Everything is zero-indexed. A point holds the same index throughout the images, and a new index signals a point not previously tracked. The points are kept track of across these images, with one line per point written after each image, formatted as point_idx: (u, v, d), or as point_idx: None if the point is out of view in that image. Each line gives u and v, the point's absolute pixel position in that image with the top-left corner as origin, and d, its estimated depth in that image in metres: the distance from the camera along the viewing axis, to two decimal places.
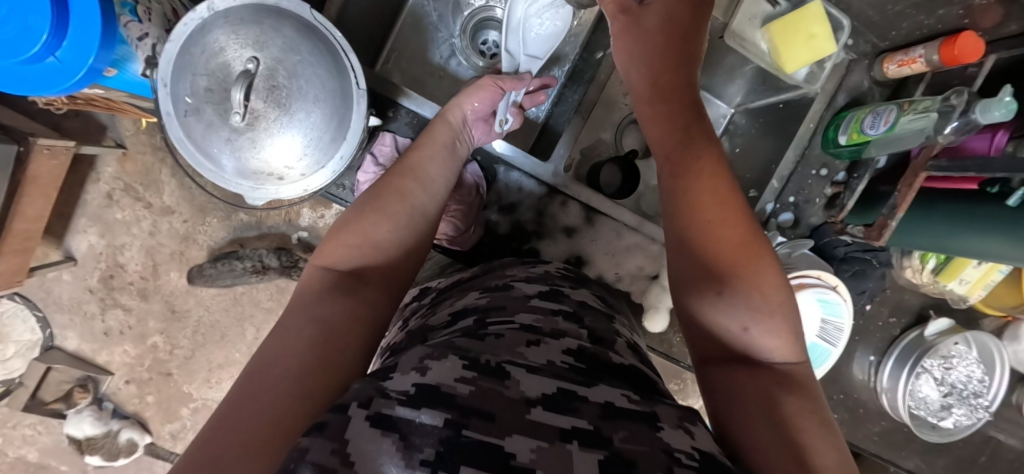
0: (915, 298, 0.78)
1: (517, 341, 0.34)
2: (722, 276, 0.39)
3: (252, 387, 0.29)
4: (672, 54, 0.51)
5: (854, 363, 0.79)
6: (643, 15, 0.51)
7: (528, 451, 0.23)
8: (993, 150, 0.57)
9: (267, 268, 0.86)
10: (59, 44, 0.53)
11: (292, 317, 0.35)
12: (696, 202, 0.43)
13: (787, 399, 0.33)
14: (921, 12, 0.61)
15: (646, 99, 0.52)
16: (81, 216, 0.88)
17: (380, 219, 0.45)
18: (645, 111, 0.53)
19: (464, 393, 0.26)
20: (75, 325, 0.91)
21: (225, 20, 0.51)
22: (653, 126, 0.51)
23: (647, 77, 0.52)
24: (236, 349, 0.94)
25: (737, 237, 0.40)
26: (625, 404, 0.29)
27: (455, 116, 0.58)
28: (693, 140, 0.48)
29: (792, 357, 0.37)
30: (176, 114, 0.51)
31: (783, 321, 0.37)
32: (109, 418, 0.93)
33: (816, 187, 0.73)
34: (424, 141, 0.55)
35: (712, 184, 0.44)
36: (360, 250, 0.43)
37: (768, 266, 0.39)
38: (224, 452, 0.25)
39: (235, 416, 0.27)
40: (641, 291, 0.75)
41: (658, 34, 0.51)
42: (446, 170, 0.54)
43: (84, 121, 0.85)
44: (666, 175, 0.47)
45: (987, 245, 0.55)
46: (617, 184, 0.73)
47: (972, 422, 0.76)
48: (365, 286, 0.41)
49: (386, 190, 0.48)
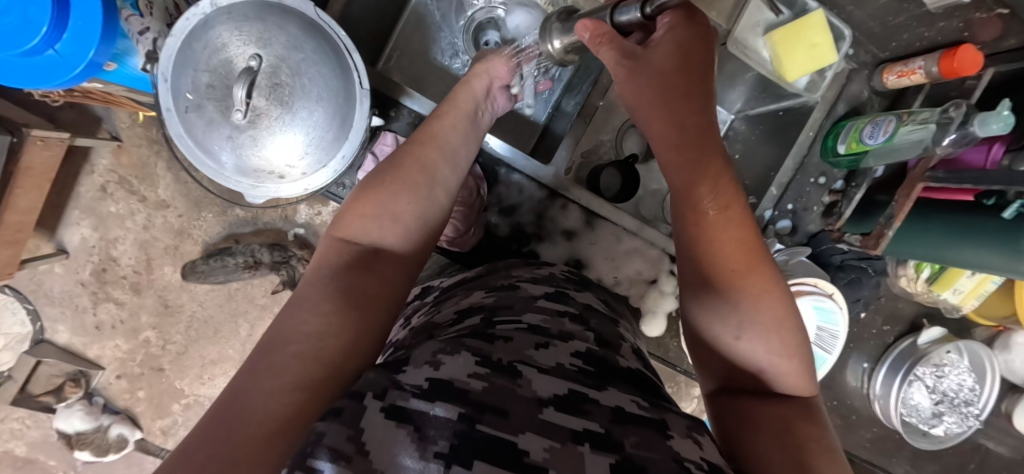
0: (909, 307, 0.79)
1: (526, 344, 0.34)
2: (742, 315, 0.39)
3: (266, 363, 0.29)
4: (693, 95, 0.47)
5: (847, 370, 0.80)
6: (649, 57, 0.47)
7: (542, 450, 0.23)
8: (989, 163, 0.58)
9: (259, 263, 0.85)
10: (59, 36, 0.53)
11: (309, 290, 0.36)
12: (723, 251, 0.41)
13: (802, 427, 0.34)
14: (922, 24, 0.61)
15: (671, 145, 0.47)
16: (74, 208, 0.87)
17: (400, 189, 0.45)
18: (671, 156, 0.47)
19: (477, 389, 0.26)
20: (66, 318, 0.90)
21: (227, 16, 0.51)
22: (674, 171, 0.46)
23: (671, 120, 0.47)
24: (230, 346, 0.94)
25: (760, 283, 0.40)
26: (635, 410, 0.29)
27: (480, 84, 0.56)
28: (722, 184, 0.44)
29: (794, 375, 0.38)
30: (176, 110, 0.51)
31: (799, 362, 0.38)
32: (100, 413, 0.92)
33: (815, 195, 0.74)
34: (446, 109, 0.53)
35: (741, 232, 0.42)
36: (377, 219, 0.43)
37: (783, 300, 0.40)
38: (242, 428, 0.25)
39: (250, 391, 0.27)
40: (640, 295, 0.75)
41: (677, 73, 0.47)
42: (467, 140, 0.53)
43: (78, 112, 0.84)
44: (690, 222, 0.44)
45: (985, 256, 0.55)
46: (617, 187, 0.72)
47: (963, 430, 0.76)
48: (382, 261, 0.41)
49: (408, 159, 0.48)
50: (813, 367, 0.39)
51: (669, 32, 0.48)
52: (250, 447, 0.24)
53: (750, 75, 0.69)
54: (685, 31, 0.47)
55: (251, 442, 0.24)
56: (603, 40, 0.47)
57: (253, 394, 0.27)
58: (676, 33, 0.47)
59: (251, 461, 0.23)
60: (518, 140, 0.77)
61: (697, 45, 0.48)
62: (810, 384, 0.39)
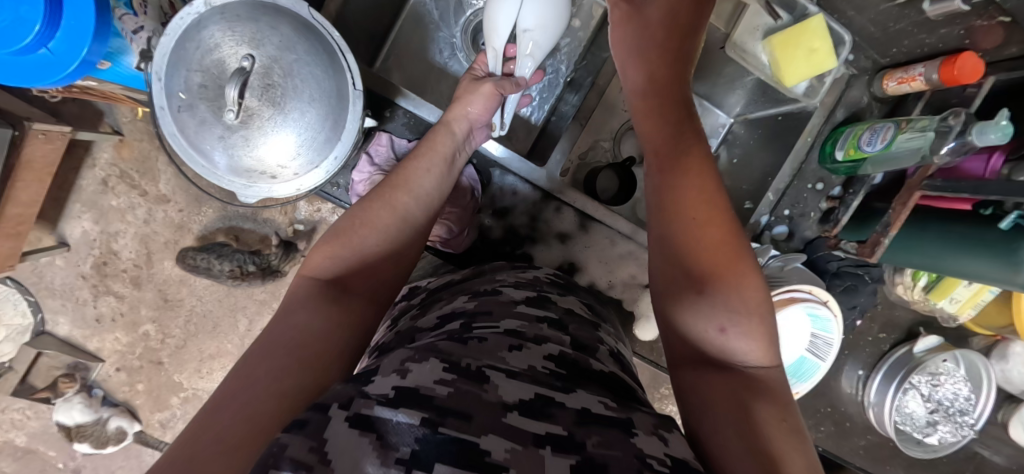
0: (906, 315, 0.79)
1: (499, 346, 0.34)
2: (701, 276, 0.39)
3: (233, 389, 0.30)
4: (669, 50, 0.51)
5: (842, 377, 0.79)
6: (645, 8, 0.51)
7: (503, 450, 0.24)
8: (988, 172, 0.57)
9: (246, 272, 0.87)
10: (52, 35, 0.53)
11: (280, 320, 0.37)
12: (684, 204, 0.42)
13: (759, 406, 0.33)
14: (923, 31, 0.61)
15: (640, 93, 0.52)
16: (75, 202, 0.87)
17: (369, 233, 0.46)
18: (640, 109, 0.52)
19: (442, 395, 0.26)
20: (67, 310, 0.90)
21: (220, 16, 0.51)
22: (641, 118, 0.51)
23: (644, 70, 0.51)
24: (228, 340, 0.94)
25: (719, 238, 0.40)
26: (601, 411, 0.29)
27: (459, 126, 0.58)
28: (685, 138, 0.47)
29: (765, 360, 0.37)
30: (169, 109, 0.51)
31: (762, 326, 0.37)
32: (99, 405, 0.93)
33: (811, 201, 0.74)
34: (423, 151, 0.54)
35: (701, 180, 0.43)
36: (346, 263, 0.43)
37: (754, 277, 0.39)
38: (203, 448, 0.26)
39: (216, 414, 0.28)
40: (633, 299, 0.75)
41: (661, 28, 0.51)
42: (441, 183, 0.54)
43: (81, 106, 0.84)
44: (654, 171, 0.47)
45: (986, 268, 0.54)
46: (615, 189, 0.73)
47: (957, 439, 0.76)
48: (350, 295, 0.42)
49: (377, 201, 0.48)
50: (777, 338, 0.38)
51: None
52: (220, 461, 0.25)
53: (751, 79, 0.70)
54: None
55: (211, 457, 0.25)
56: None
57: (219, 415, 0.28)
58: None
59: None
60: (516, 141, 0.77)
61: (684, 8, 0.50)
62: (772, 354, 0.37)
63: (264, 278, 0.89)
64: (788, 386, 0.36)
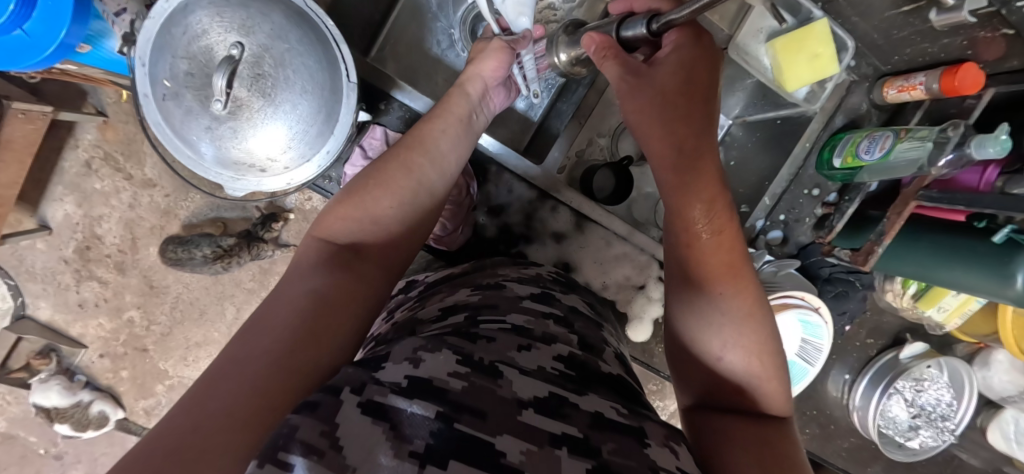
0: (893, 321, 0.79)
1: (508, 346, 0.33)
2: (722, 336, 0.40)
3: (236, 360, 0.30)
4: (694, 117, 0.45)
5: (828, 381, 0.80)
6: (653, 75, 0.45)
7: (518, 452, 0.24)
8: (983, 184, 0.58)
9: (230, 252, 0.84)
10: (28, 15, 0.52)
11: (286, 288, 0.36)
12: (707, 279, 0.42)
13: (774, 448, 0.35)
14: (925, 39, 0.61)
15: (669, 166, 0.45)
16: (57, 184, 0.84)
17: (384, 195, 0.45)
18: (667, 178, 0.45)
19: (456, 388, 0.27)
20: (48, 295, 0.88)
21: (209, 1, 0.49)
22: (670, 194, 0.45)
23: (670, 140, 0.45)
24: (215, 329, 0.93)
25: (746, 307, 0.41)
26: (614, 416, 0.29)
27: (473, 87, 0.55)
28: (718, 212, 0.44)
29: (775, 411, 0.40)
30: (153, 96, 0.49)
31: (773, 383, 0.40)
32: (80, 389, 0.90)
33: (807, 207, 0.73)
34: (438, 112, 0.52)
35: (728, 255, 0.43)
36: (357, 222, 0.43)
37: (768, 333, 0.41)
38: (208, 420, 0.26)
39: (219, 384, 0.28)
40: (626, 300, 0.75)
41: (680, 94, 0.45)
42: (458, 145, 0.52)
43: (63, 84, 0.81)
44: (682, 244, 0.44)
45: (974, 280, 0.54)
46: (610, 188, 0.69)
47: (937, 444, 0.78)
48: (362, 261, 0.41)
49: (392, 163, 0.47)
50: (789, 389, 0.41)
51: (674, 51, 0.45)
52: (223, 437, 0.25)
53: (751, 82, 0.69)
54: (690, 51, 0.45)
55: (216, 433, 0.25)
56: (608, 54, 0.45)
57: (223, 387, 0.28)
58: (681, 53, 0.45)
59: (220, 453, 0.24)
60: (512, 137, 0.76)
61: (702, 64, 0.46)
62: (788, 405, 0.41)
63: (249, 249, 0.86)
64: (796, 433, 0.39)
